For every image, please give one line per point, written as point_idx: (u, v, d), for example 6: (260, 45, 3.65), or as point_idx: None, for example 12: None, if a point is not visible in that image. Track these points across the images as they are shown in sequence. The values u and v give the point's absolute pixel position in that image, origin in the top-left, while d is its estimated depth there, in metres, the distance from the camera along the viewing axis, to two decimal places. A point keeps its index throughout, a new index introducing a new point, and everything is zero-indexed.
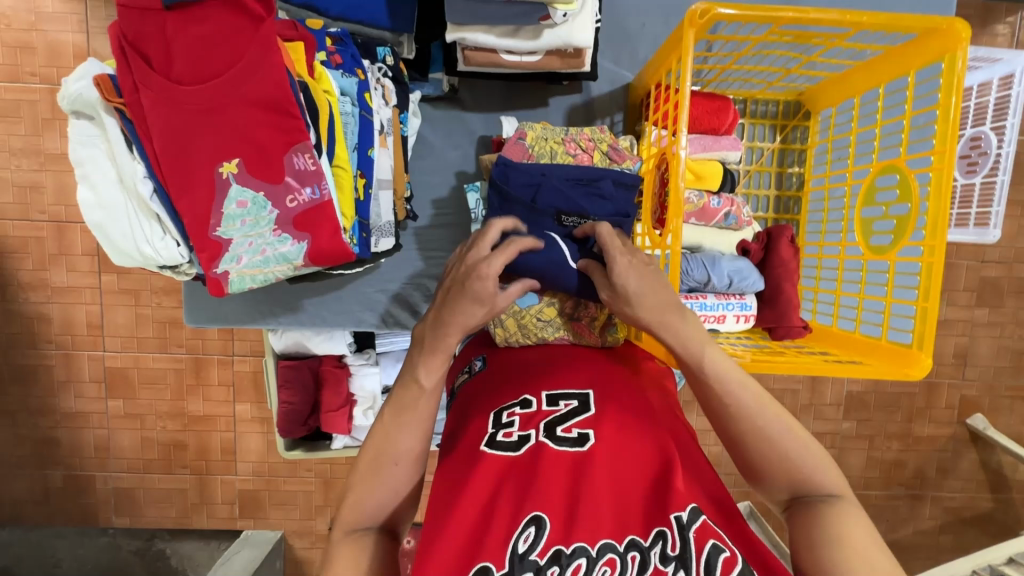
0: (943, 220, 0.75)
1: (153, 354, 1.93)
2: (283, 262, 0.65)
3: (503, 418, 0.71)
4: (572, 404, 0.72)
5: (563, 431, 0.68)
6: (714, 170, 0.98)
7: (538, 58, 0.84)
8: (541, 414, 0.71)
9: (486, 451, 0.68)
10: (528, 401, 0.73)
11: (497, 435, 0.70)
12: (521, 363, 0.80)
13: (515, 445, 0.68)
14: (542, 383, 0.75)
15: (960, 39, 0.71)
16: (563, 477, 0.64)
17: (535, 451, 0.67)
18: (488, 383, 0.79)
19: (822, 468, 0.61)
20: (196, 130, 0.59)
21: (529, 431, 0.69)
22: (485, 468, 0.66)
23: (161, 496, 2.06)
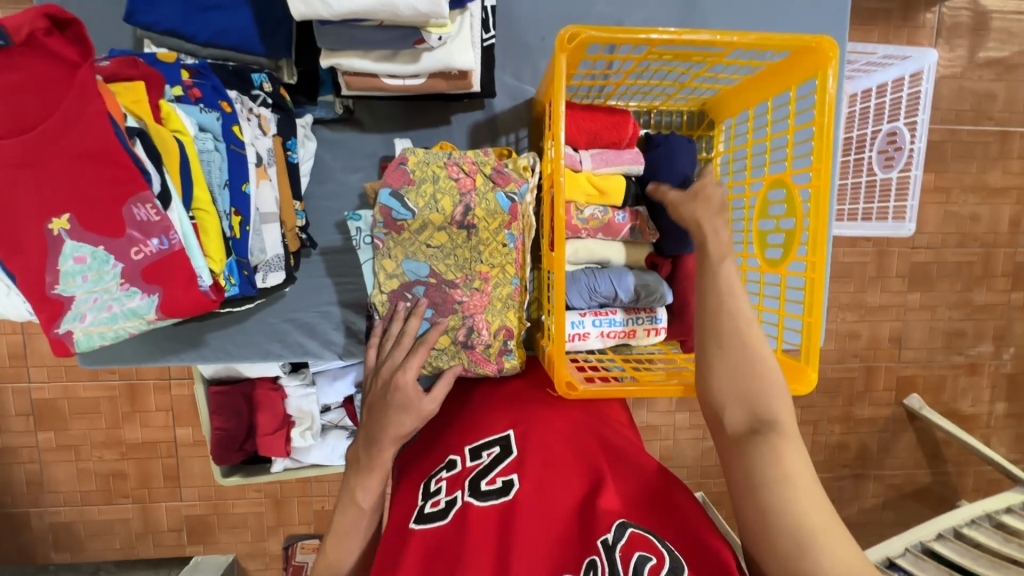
0: (822, 235, 0.76)
1: (84, 383, 1.87)
2: (133, 317, 0.61)
3: (432, 487, 0.77)
4: (494, 452, 0.78)
5: (487, 483, 0.73)
6: (618, 185, 0.97)
7: (422, 81, 0.82)
8: (466, 471, 0.77)
9: (417, 526, 0.72)
10: (454, 461, 0.80)
11: (426, 507, 0.74)
12: (451, 428, 0.87)
13: (442, 512, 0.72)
14: (465, 439, 0.82)
15: (828, 57, 0.73)
16: (492, 526, 0.69)
17: (463, 510, 0.71)
18: (421, 459, 0.86)
19: (772, 392, 0.64)
20: (15, 186, 0.54)
21: (456, 493, 0.74)
22: (416, 544, 0.70)
23: (102, 528, 1.99)
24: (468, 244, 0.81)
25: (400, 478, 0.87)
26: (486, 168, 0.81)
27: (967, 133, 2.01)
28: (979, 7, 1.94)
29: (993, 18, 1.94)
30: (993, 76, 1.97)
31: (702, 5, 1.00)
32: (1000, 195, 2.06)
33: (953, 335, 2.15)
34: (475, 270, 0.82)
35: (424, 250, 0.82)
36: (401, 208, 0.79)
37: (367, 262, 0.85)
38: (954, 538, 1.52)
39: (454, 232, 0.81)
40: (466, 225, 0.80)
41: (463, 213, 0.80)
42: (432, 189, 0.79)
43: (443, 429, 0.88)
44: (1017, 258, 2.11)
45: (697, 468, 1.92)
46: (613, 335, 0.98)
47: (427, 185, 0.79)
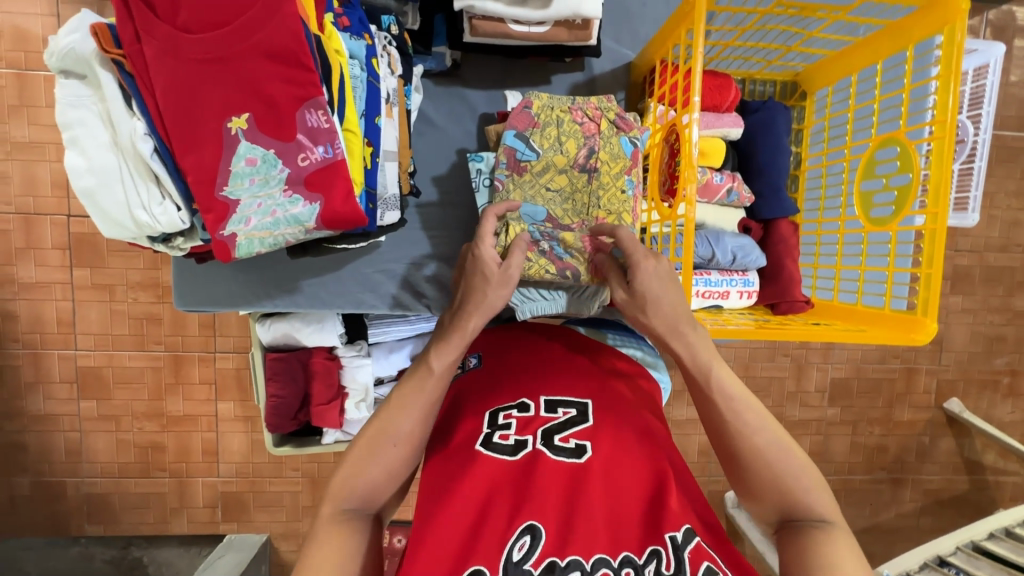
0: (944, 188, 0.77)
1: (130, 352, 1.85)
2: (294, 224, 0.61)
3: (500, 419, 0.72)
4: (570, 413, 0.71)
5: (561, 440, 0.68)
6: (718, 147, 0.98)
7: (546, 28, 0.84)
8: (540, 420, 0.71)
9: (483, 453, 0.68)
10: (527, 404, 0.73)
11: (493, 437, 0.70)
12: (518, 365, 0.79)
13: (511, 449, 0.68)
14: (541, 387, 0.75)
15: (958, 11, 0.73)
16: (560, 485, 0.64)
17: (534, 456, 0.67)
18: (486, 379, 0.78)
19: (815, 493, 0.62)
20: (203, 82, 0.56)
21: (526, 436, 0.69)
22: (480, 470, 0.66)
23: (138, 501, 1.96)
24: (585, 188, 0.85)
25: (452, 389, 0.80)
26: (604, 120, 0.86)
27: (1012, 139, 2.03)
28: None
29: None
30: None
31: None
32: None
33: (994, 340, 2.15)
34: (592, 216, 0.85)
35: (542, 192, 0.86)
36: (523, 150, 0.85)
37: (483, 204, 0.89)
38: (1007, 537, 1.50)
39: (570, 175, 0.85)
40: (582, 170, 0.85)
41: (586, 156, 0.85)
42: (551, 134, 0.85)
43: (510, 360, 0.80)
44: None
45: None
46: (709, 295, 0.98)
47: (547, 129, 0.85)
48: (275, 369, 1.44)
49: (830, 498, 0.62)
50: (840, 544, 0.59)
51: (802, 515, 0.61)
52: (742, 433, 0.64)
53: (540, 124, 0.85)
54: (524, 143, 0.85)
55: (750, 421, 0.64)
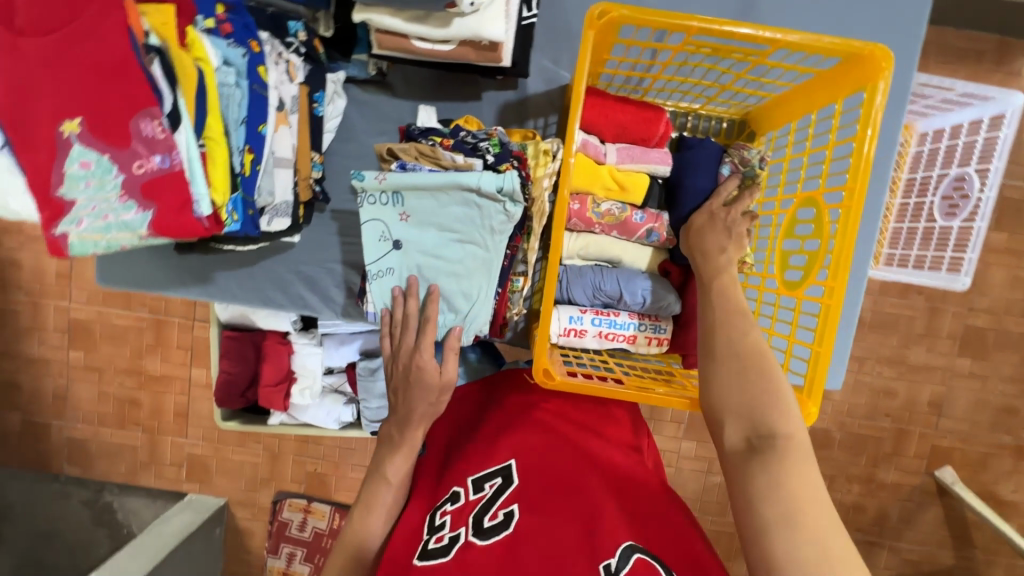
0: (844, 262, 0.70)
1: (117, 310, 1.96)
2: (125, 229, 0.62)
3: (436, 521, 0.73)
4: (495, 483, 0.73)
5: (490, 518, 0.69)
6: (641, 183, 0.93)
7: (452, 47, 0.81)
8: (469, 505, 0.73)
9: (420, 565, 0.69)
10: (457, 493, 0.75)
11: (430, 542, 0.71)
12: (456, 458, 0.82)
13: (444, 548, 0.69)
14: (466, 469, 0.78)
15: (881, 68, 0.66)
16: (495, 564, 0.65)
17: (464, 548, 0.67)
18: (430, 474, 0.83)
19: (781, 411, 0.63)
20: (37, 85, 0.57)
21: (459, 528, 0.70)
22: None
23: (112, 450, 2.08)
24: (496, 252, 0.79)
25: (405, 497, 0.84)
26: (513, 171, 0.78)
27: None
28: None
29: None
30: None
31: (755, 10, 0.95)
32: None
33: (1003, 412, 1.96)
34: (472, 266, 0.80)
35: (442, 232, 0.80)
36: (431, 207, 0.78)
37: (387, 250, 0.81)
38: None
39: (478, 238, 0.79)
40: (484, 236, 0.79)
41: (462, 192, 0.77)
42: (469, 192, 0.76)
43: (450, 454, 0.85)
44: None
45: (697, 501, 1.76)
46: (613, 337, 0.94)
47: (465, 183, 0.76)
48: (229, 349, 1.49)
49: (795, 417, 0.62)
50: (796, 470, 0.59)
51: (770, 442, 0.61)
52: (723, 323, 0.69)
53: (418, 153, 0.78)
54: (435, 197, 0.77)
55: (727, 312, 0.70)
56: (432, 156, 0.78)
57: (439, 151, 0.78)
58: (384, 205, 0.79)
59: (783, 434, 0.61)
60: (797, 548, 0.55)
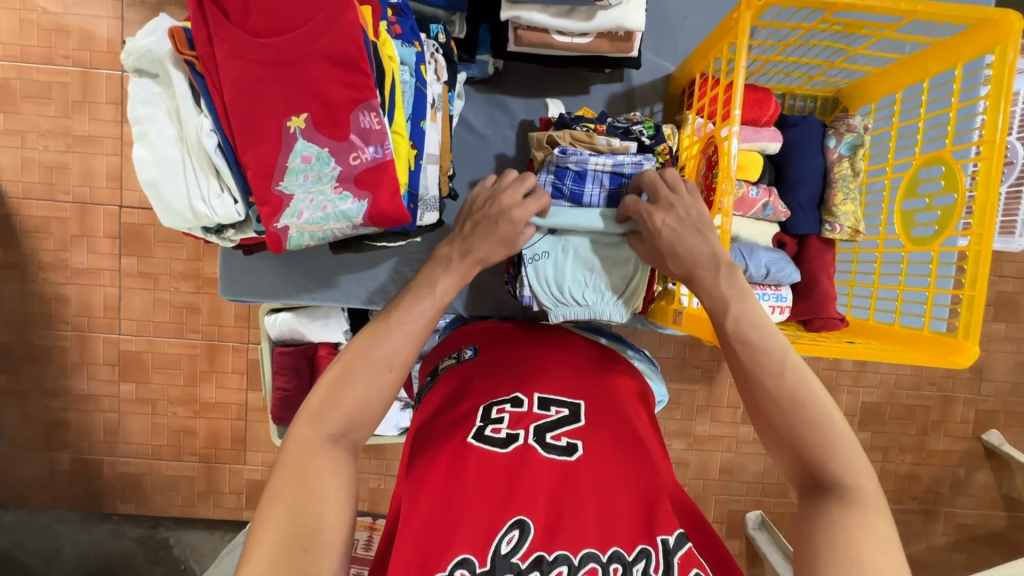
0: (991, 209, 0.76)
1: (167, 338, 1.66)
2: (343, 219, 0.64)
3: (493, 414, 0.72)
4: (563, 412, 0.73)
5: (553, 438, 0.69)
6: (755, 162, 0.98)
7: (589, 40, 0.86)
8: (532, 416, 0.72)
9: (474, 444, 0.68)
10: (520, 400, 0.74)
11: (485, 429, 0.70)
12: (512, 360, 0.81)
13: (502, 441, 0.69)
14: (535, 385, 0.76)
15: (1013, 30, 0.72)
16: (549, 481, 0.65)
17: (524, 452, 0.68)
18: (482, 367, 0.82)
19: (841, 445, 0.59)
20: (268, 82, 0.60)
21: (518, 431, 0.70)
22: (471, 460, 0.67)
23: (166, 483, 1.79)
24: None
25: (449, 382, 0.82)
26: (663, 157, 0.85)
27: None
28: None
29: None
30: None
31: None
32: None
33: None
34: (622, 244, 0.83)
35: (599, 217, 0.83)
36: (593, 194, 0.82)
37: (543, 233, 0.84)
38: None
39: None
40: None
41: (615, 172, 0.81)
42: (625, 179, 0.81)
43: (508, 356, 0.83)
44: None
45: (759, 484, 1.68)
46: None
47: (624, 170, 0.81)
48: (282, 364, 1.32)
49: (861, 473, 0.58)
50: (871, 527, 0.55)
51: (833, 490, 0.58)
52: (758, 353, 0.64)
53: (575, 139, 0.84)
54: (597, 183, 0.81)
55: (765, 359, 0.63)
56: (588, 140, 0.83)
57: (594, 136, 0.84)
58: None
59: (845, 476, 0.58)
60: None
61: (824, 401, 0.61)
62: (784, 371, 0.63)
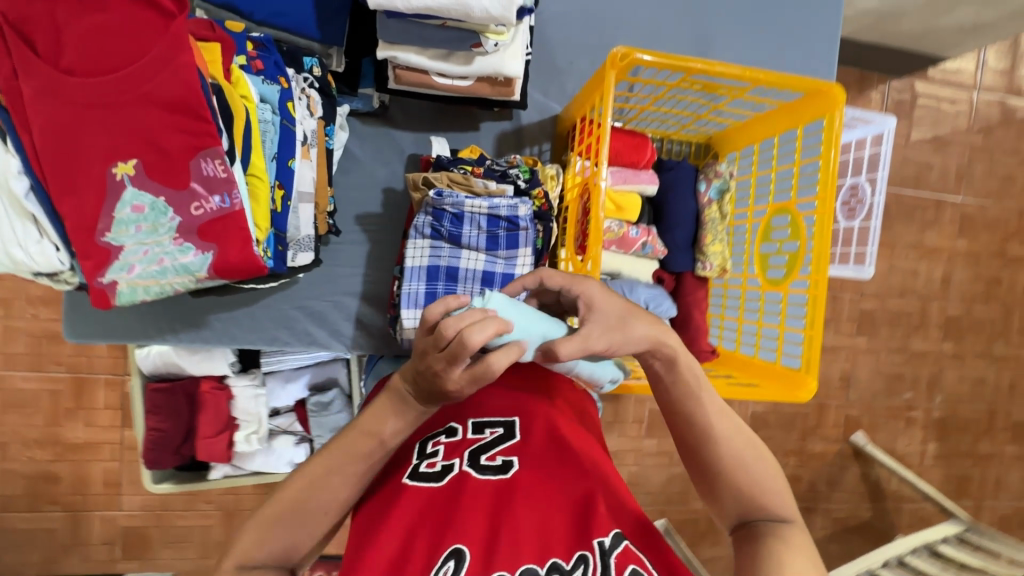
0: (824, 258, 0.85)
1: (23, 372, 1.41)
2: (183, 273, 0.59)
3: (427, 448, 0.67)
4: (497, 432, 0.67)
5: (487, 458, 0.64)
6: (633, 202, 1.03)
7: (469, 83, 0.86)
8: (466, 441, 0.66)
9: (409, 485, 0.63)
10: (454, 428, 0.68)
11: (420, 467, 0.65)
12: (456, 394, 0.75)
13: (436, 475, 0.63)
14: (468, 408, 0.70)
15: (836, 102, 0.82)
16: (485, 503, 0.59)
17: (458, 479, 0.62)
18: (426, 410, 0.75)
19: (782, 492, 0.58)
20: (87, 126, 0.54)
21: (452, 460, 0.64)
22: (405, 501, 0.61)
23: (20, 539, 1.49)
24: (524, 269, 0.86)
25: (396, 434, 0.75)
26: (539, 200, 0.86)
27: (937, 179, 1.86)
28: (986, 61, 1.89)
29: (956, 75, 1.86)
30: (979, 128, 1.89)
31: (710, 46, 1.10)
32: (973, 226, 1.91)
33: (894, 379, 1.92)
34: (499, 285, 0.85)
35: (478, 256, 0.85)
36: (471, 235, 0.83)
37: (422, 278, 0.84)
38: None
39: (508, 259, 0.85)
40: (515, 262, 0.85)
41: (490, 215, 0.83)
42: (501, 221, 0.83)
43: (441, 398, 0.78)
44: (988, 316, 1.96)
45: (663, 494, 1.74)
46: None
47: (500, 212, 0.82)
48: (157, 402, 1.17)
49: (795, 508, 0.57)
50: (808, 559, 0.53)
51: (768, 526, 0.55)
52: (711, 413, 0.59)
53: (447, 183, 0.83)
54: (474, 225, 0.83)
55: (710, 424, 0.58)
56: (465, 183, 0.83)
57: (471, 178, 0.84)
58: (423, 252, 0.84)
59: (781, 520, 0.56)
60: None
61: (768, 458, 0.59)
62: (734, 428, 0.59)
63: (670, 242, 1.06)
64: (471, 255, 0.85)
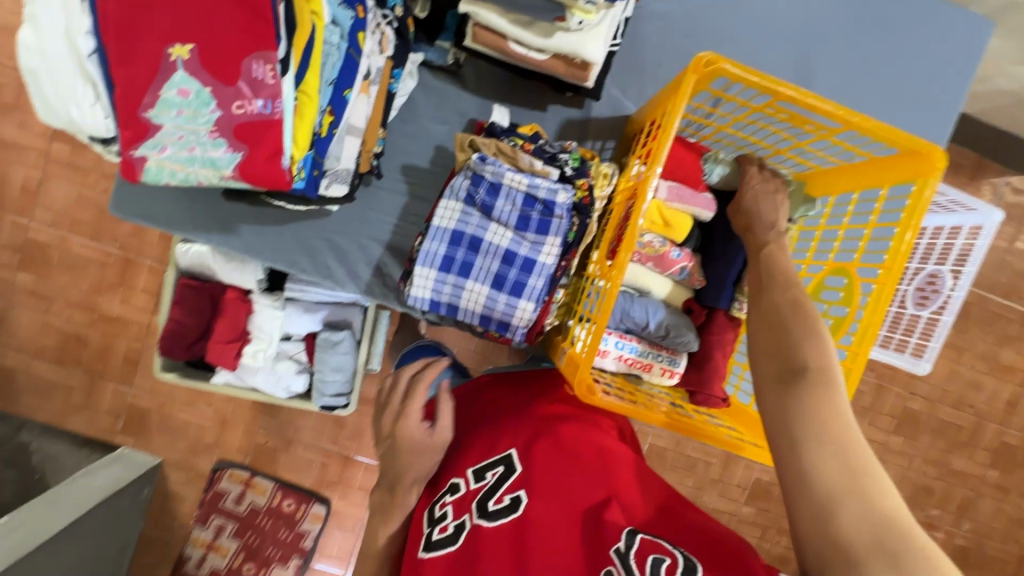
0: (871, 333, 0.76)
1: (82, 238, 1.50)
2: (209, 166, 0.60)
3: (437, 513, 0.73)
4: (497, 471, 0.72)
5: (494, 503, 0.69)
6: (684, 224, 0.96)
7: (544, 58, 0.83)
8: (471, 494, 0.72)
9: (428, 557, 0.69)
10: (457, 484, 0.75)
11: (434, 534, 0.71)
12: (462, 443, 0.83)
13: (451, 538, 0.69)
14: (466, 461, 0.77)
15: (934, 168, 0.73)
16: (503, 550, 0.64)
17: (471, 536, 0.67)
18: (437, 466, 0.83)
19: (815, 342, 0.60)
20: (155, 1, 0.55)
21: (463, 517, 0.70)
22: (431, 573, 0.67)
23: (40, 388, 1.59)
24: (548, 258, 0.82)
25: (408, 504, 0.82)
26: (581, 191, 0.82)
27: None
28: None
29: None
30: None
31: (812, 81, 1.02)
32: None
33: (921, 491, 1.73)
34: (517, 268, 0.82)
35: (505, 233, 0.82)
36: (503, 209, 0.81)
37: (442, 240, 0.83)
38: None
39: (533, 243, 0.82)
40: (541, 248, 0.82)
41: (526, 193, 0.80)
42: (537, 203, 0.80)
43: (455, 442, 0.84)
44: None
45: None
46: (630, 362, 0.98)
47: (538, 193, 0.80)
48: (183, 297, 1.22)
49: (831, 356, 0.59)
50: (835, 404, 0.55)
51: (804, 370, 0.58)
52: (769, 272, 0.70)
53: (493, 152, 0.83)
54: (509, 200, 0.80)
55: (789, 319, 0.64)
56: (512, 156, 0.82)
57: (519, 153, 0.83)
58: (452, 214, 0.82)
59: (816, 365, 0.58)
60: (821, 452, 0.52)
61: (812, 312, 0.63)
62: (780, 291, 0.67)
63: (711, 274, 0.99)
64: (497, 231, 0.82)
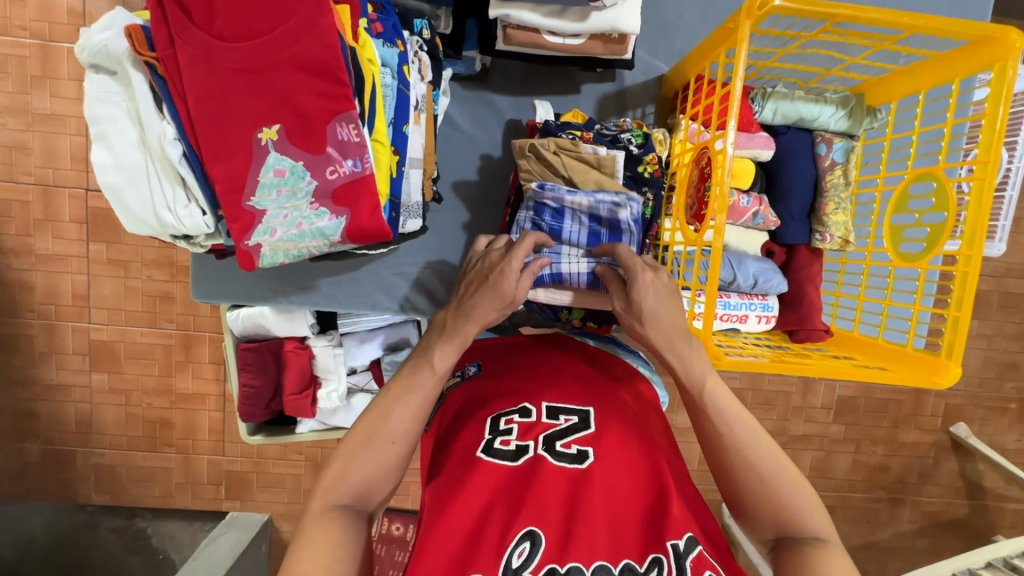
0: (980, 229, 0.75)
1: (142, 328, 1.46)
2: (319, 236, 0.62)
3: (501, 425, 0.69)
4: (572, 420, 0.69)
5: (563, 446, 0.66)
6: (748, 170, 0.95)
7: (581, 41, 0.82)
8: (541, 425, 0.68)
9: (483, 458, 0.65)
10: (528, 409, 0.70)
11: (494, 442, 0.67)
12: (523, 365, 0.77)
13: (512, 454, 0.65)
14: (543, 393, 0.72)
15: (1012, 48, 0.71)
16: (559, 493, 0.62)
17: (534, 462, 0.64)
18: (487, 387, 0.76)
19: (812, 509, 0.61)
20: (235, 92, 0.56)
21: (528, 441, 0.67)
22: (480, 478, 0.63)
23: (143, 475, 1.56)
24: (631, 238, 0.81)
25: (455, 400, 0.76)
26: (651, 165, 0.85)
27: None
28: None
29: None
30: None
31: None
32: None
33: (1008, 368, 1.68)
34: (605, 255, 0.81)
35: (581, 225, 0.81)
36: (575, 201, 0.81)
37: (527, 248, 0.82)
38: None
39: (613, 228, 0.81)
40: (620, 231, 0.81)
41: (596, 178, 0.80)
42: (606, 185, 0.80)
43: (513, 360, 0.79)
44: None
45: None
46: (727, 318, 0.96)
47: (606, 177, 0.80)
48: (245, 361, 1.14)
49: (822, 516, 0.61)
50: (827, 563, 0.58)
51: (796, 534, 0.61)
52: (724, 426, 0.65)
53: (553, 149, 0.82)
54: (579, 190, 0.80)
55: (772, 481, 0.62)
56: (572, 148, 0.82)
57: (579, 144, 0.83)
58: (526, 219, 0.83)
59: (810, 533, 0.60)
60: None
61: (797, 472, 0.64)
62: (745, 450, 0.64)
63: (785, 212, 0.98)
64: (574, 225, 0.81)
